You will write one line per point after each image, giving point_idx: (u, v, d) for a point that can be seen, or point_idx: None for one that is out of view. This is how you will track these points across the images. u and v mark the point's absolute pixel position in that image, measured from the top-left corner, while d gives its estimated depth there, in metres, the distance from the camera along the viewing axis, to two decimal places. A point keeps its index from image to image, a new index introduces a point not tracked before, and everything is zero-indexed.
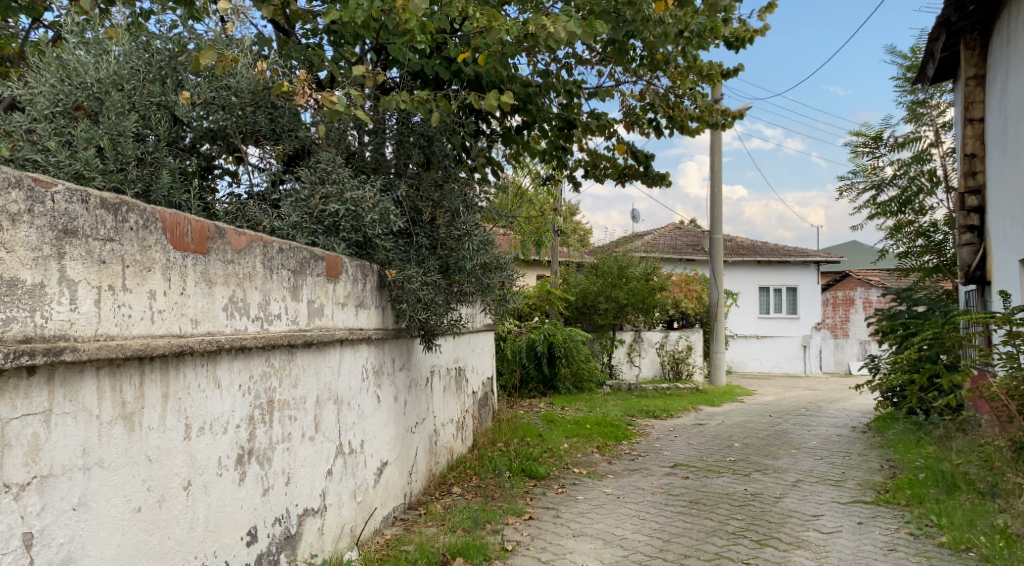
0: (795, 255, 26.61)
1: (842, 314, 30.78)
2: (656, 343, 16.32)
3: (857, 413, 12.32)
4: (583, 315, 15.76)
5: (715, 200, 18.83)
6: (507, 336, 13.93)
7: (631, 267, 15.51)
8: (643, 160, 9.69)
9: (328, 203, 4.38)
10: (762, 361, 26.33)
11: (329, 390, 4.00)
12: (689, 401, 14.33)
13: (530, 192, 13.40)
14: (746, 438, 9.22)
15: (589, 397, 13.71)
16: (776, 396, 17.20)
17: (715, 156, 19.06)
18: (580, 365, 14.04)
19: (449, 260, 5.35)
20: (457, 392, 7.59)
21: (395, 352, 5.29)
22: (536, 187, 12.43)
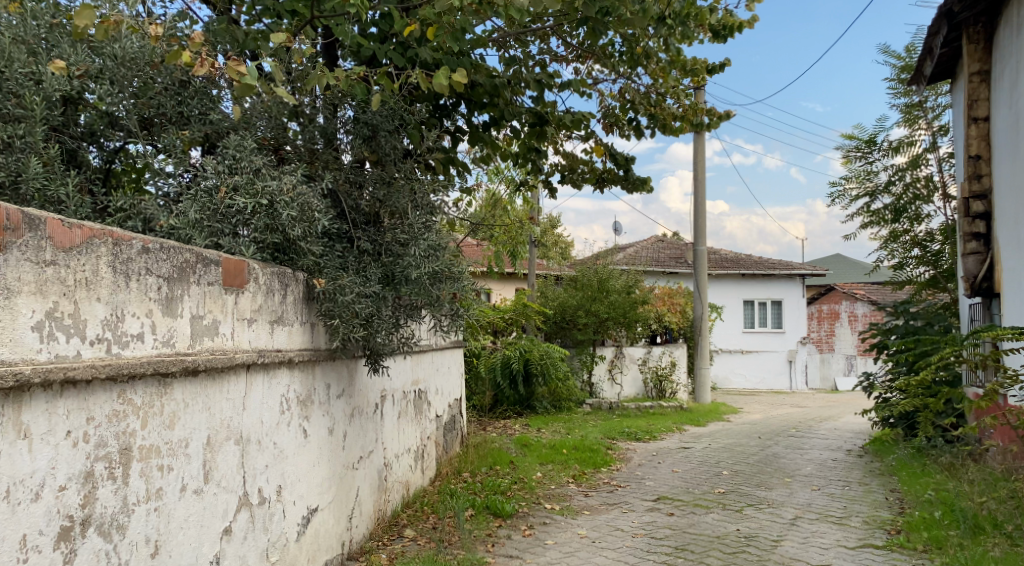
0: (780, 268, 26.06)
1: (828, 328, 30.27)
2: (638, 359, 15.63)
3: (851, 434, 11.63)
4: (562, 330, 15.00)
5: (699, 211, 18.21)
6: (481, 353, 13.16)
7: (612, 280, 14.77)
8: (622, 162, 9.00)
9: (235, 197, 3.61)
10: (749, 377, 25.81)
11: (227, 427, 3.21)
12: (673, 421, 13.61)
13: (505, 200, 12.67)
14: (735, 464, 8.49)
15: (568, 417, 12.93)
16: (763, 414, 16.54)
17: (699, 166, 18.45)
18: (558, 383, 13.29)
19: (394, 267, 4.59)
20: (416, 416, 6.81)
21: (328, 376, 4.51)
22: (511, 194, 11.71)
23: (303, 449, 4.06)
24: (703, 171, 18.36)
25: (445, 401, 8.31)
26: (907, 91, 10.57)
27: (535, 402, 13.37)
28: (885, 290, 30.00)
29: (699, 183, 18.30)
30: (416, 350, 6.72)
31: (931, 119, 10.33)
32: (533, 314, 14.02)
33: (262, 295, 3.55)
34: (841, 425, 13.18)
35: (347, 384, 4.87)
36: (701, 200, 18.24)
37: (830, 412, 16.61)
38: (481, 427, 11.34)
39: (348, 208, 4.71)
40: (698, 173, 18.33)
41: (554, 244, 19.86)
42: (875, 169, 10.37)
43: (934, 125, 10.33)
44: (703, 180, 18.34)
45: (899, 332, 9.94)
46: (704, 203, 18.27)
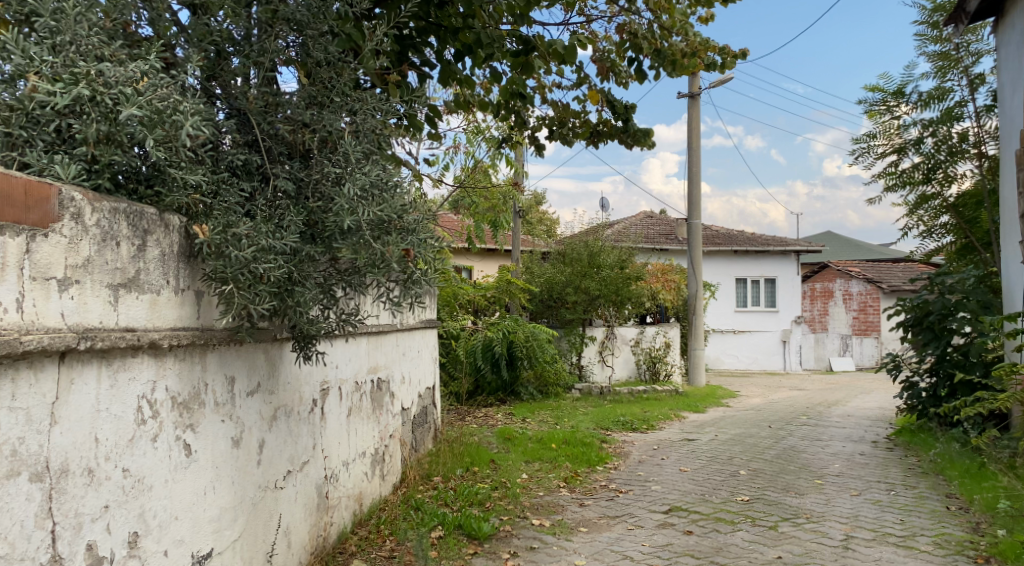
0: (775, 244, 24.96)
1: (820, 307, 29.39)
2: (631, 340, 14.53)
3: (868, 422, 10.50)
4: (549, 309, 13.76)
5: (694, 182, 17.00)
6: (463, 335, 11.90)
7: (603, 254, 13.53)
8: (621, 111, 7.73)
9: (53, 87, 2.32)
10: (740, 358, 24.73)
11: (13, 451, 2.04)
12: (669, 407, 12.48)
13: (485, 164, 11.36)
14: (752, 462, 7.31)
15: (557, 405, 11.74)
16: (762, 397, 15.47)
17: (694, 133, 17.20)
18: (545, 367, 12.08)
19: (323, 213, 3.34)
20: (373, 411, 5.58)
21: (230, 366, 3.26)
22: (492, 155, 10.40)
23: (182, 470, 2.80)
24: (698, 139, 17.14)
25: (413, 393, 7.09)
26: (940, 37, 9.38)
27: (521, 388, 12.16)
28: (880, 268, 29.04)
29: (694, 152, 17.07)
30: (369, 328, 5.48)
31: (968, 66, 9.20)
32: (518, 292, 12.77)
33: (89, 243, 2.31)
34: (853, 411, 12.08)
35: (264, 375, 3.62)
36: (696, 171, 17.01)
37: (834, 395, 15.55)
38: (459, 419, 10.12)
39: (259, 135, 3.45)
40: (693, 141, 17.09)
41: (539, 218, 18.59)
42: (905, 121, 9.23)
43: (970, 74, 9.22)
44: (698, 148, 17.11)
45: (935, 308, 8.77)
46: (699, 174, 17.06)
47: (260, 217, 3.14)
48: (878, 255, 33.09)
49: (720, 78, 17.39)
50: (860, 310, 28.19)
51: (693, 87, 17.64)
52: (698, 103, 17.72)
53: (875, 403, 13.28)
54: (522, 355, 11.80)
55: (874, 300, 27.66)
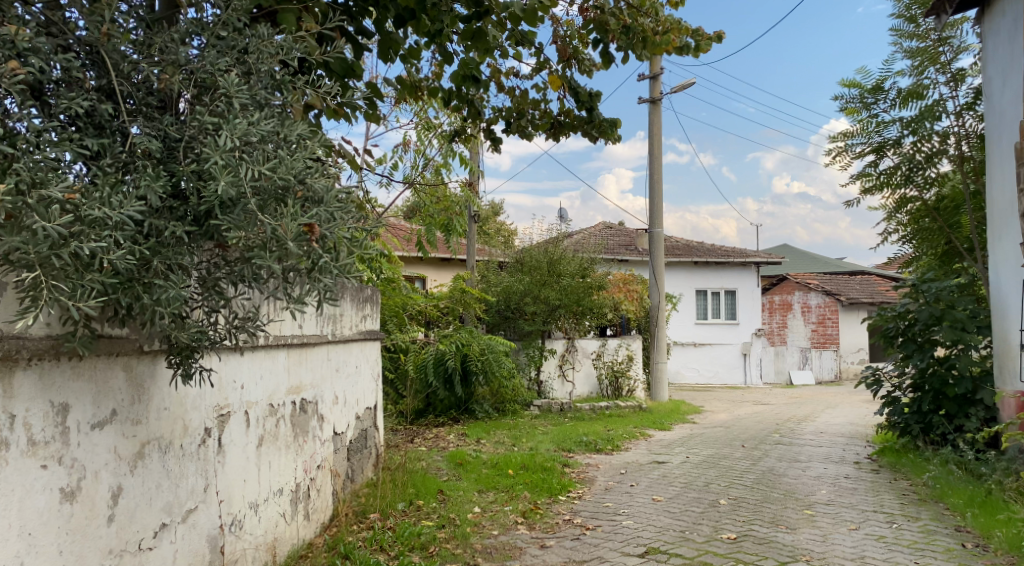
0: (735, 255, 24.50)
1: (780, 320, 29.16)
2: (592, 353, 13.79)
3: (844, 439, 9.90)
4: (506, 321, 12.94)
5: (654, 190, 16.38)
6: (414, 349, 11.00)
7: (564, 262, 12.75)
8: (585, 99, 6.94)
9: None
10: (701, 371, 24.27)
11: None
12: (633, 425, 11.74)
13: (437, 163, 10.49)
14: (731, 489, 6.57)
15: (514, 424, 10.90)
16: (728, 413, 14.85)
17: (655, 139, 16.60)
18: (501, 382, 11.23)
19: (198, 180, 2.48)
20: (294, 439, 4.70)
21: (61, 390, 2.40)
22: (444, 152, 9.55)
23: None
24: (658, 146, 16.55)
25: (349, 417, 6.21)
26: (918, 31, 8.87)
27: (476, 405, 11.29)
28: (838, 281, 28.90)
29: (654, 159, 16.47)
30: (289, 342, 4.62)
31: (946, 63, 8.68)
32: (472, 302, 11.91)
33: None
34: (826, 427, 11.48)
35: (124, 400, 2.74)
36: (657, 179, 16.40)
37: (800, 410, 15.02)
38: (408, 442, 9.20)
39: (117, 80, 2.60)
40: (654, 147, 16.50)
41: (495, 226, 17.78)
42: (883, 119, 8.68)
43: (949, 71, 8.70)
44: (658, 155, 16.52)
45: (922, 317, 8.12)
46: (660, 181, 16.45)
47: (102, 182, 2.28)
48: (835, 268, 33.05)
49: (681, 83, 16.85)
50: (819, 323, 27.89)
51: (653, 92, 17.06)
52: (658, 109, 17.14)
53: (846, 419, 12.73)
54: (477, 370, 10.93)
55: (832, 313, 27.53)
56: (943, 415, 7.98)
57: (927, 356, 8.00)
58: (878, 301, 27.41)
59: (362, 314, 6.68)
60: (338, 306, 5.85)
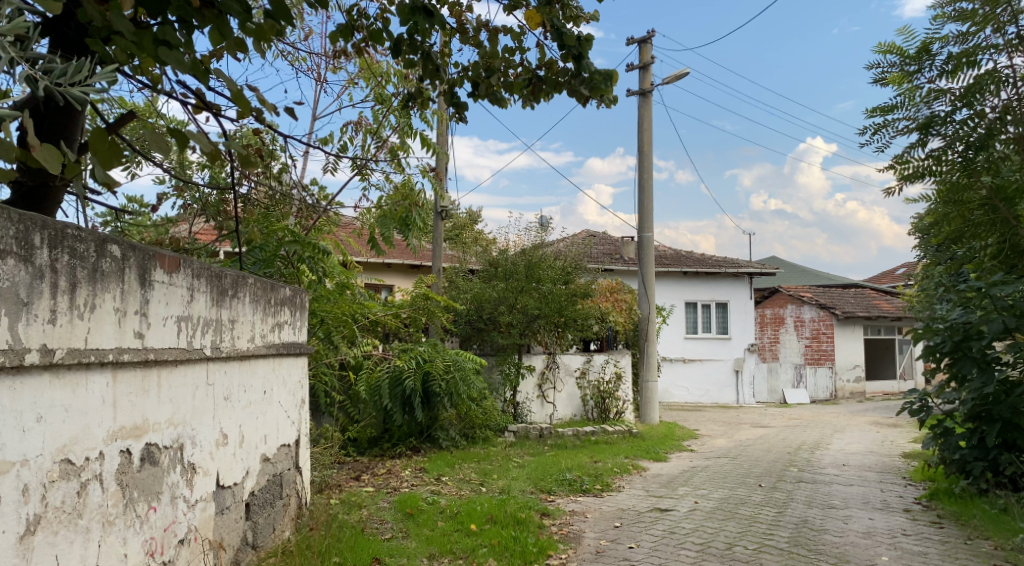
0: (726, 265, 23.02)
1: (771, 334, 27.81)
2: (576, 371, 12.26)
3: (873, 475, 8.39)
4: (478, 334, 11.28)
5: (643, 190, 14.87)
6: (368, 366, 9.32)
7: (544, 267, 11.15)
8: (572, 42, 5.32)
9: None
10: (691, 390, 22.91)
11: None
12: (623, 454, 10.17)
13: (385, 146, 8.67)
14: (762, 555, 4.97)
15: (485, 456, 9.26)
16: (726, 438, 13.30)
17: (645, 135, 15.11)
18: (470, 405, 9.68)
19: None
20: (123, 510, 3.06)
21: None
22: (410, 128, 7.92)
23: None
24: (648, 142, 15.05)
25: (245, 464, 4.51)
26: None
27: (441, 434, 9.61)
28: (832, 294, 27.56)
29: (643, 156, 14.97)
30: (115, 360, 2.96)
31: (1005, 23, 7.23)
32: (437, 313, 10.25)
33: None
34: (846, 458, 9.91)
35: None
36: (646, 178, 14.88)
37: (805, 434, 13.52)
38: (352, 485, 7.51)
39: None
40: (643, 143, 15.01)
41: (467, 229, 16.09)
42: (932, 89, 7.14)
43: (1007, 34, 7.25)
44: (647, 152, 15.02)
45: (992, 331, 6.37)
46: (650, 181, 14.94)
47: None
48: (827, 281, 31.72)
49: (673, 74, 15.39)
50: (813, 338, 26.41)
51: (643, 82, 15.59)
52: (648, 102, 15.66)
53: (863, 447, 11.22)
54: (441, 392, 9.25)
55: (827, 327, 25.98)
56: (1013, 451, 6.45)
57: (991, 377, 6.49)
58: (875, 316, 26.10)
59: (272, 323, 4.96)
60: (226, 308, 4.16)
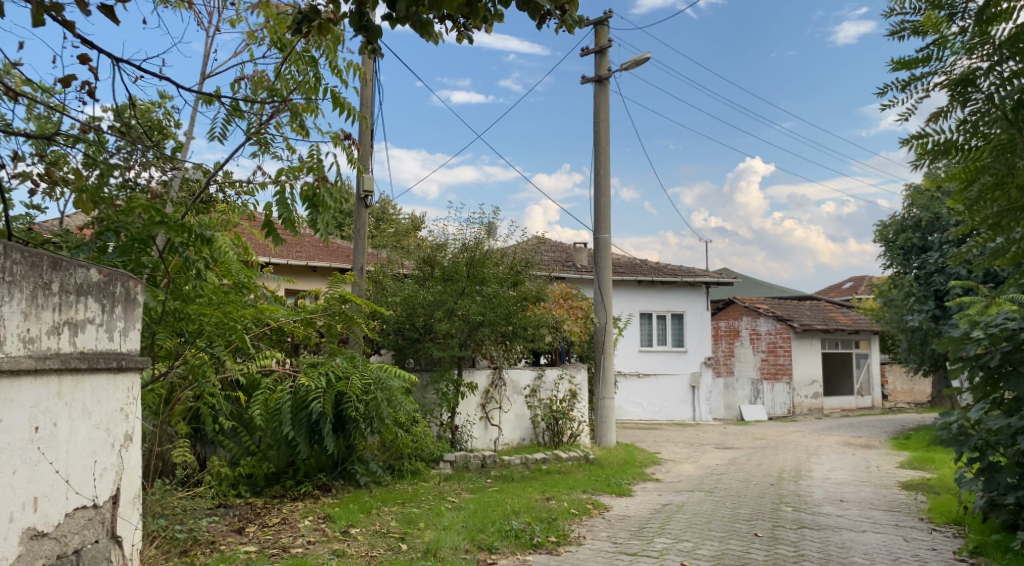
0: (684, 274, 21.72)
1: (726, 348, 26.77)
2: (525, 388, 10.61)
3: (884, 517, 6.94)
4: (409, 346, 9.40)
5: (599, 187, 13.40)
6: (276, 389, 7.47)
7: (489, 265, 9.47)
8: None
9: None
10: (646, 407, 21.54)
11: None
12: (581, 489, 8.54)
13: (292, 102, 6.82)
14: None
15: (413, 495, 7.56)
16: (693, 463, 11.79)
17: (602, 125, 13.64)
18: (397, 431, 8.00)
19: None
20: None
21: None
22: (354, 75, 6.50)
23: None
24: (605, 134, 13.62)
25: None
26: None
27: (360, 466, 7.85)
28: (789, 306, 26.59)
29: (599, 149, 13.52)
30: None
31: None
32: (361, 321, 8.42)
33: None
34: (839, 490, 8.47)
35: None
36: (603, 174, 13.42)
37: (778, 458, 12.11)
38: (233, 543, 5.71)
39: None
40: (600, 134, 13.54)
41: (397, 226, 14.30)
42: None
43: None
44: (604, 145, 13.57)
45: None
46: (606, 176, 13.49)
47: None
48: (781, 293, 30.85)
49: (633, 59, 13.99)
50: (770, 352, 25.35)
51: (599, 68, 14.13)
52: (605, 90, 14.21)
53: (852, 476, 9.81)
54: (359, 417, 7.47)
55: (785, 340, 24.93)
56: None
57: None
58: (832, 329, 25.19)
59: (47, 321, 3.21)
60: None
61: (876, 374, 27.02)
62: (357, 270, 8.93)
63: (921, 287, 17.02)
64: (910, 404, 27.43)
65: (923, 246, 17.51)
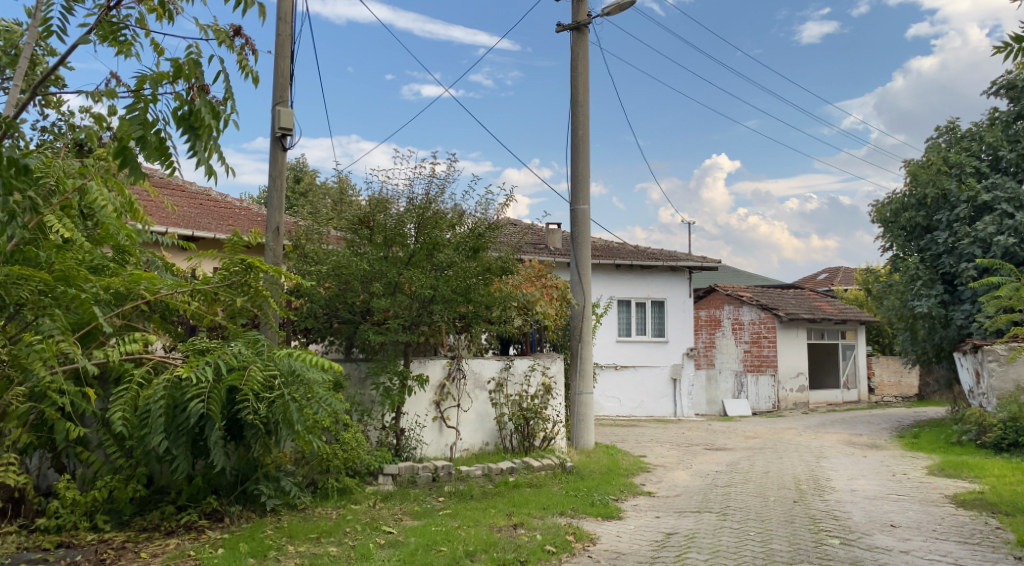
0: (665, 258, 19.98)
1: (706, 338, 25.21)
2: (489, 383, 8.76)
3: (966, 555, 5.16)
4: (344, 331, 7.45)
5: (577, 151, 11.55)
6: (147, 384, 5.49)
7: (442, 229, 7.49)
8: None
9: None
10: (623, 402, 19.86)
11: None
12: (556, 511, 6.67)
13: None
14: None
15: (335, 526, 5.69)
16: (687, 470, 10.02)
17: (581, 80, 11.76)
18: (316, 440, 6.10)
19: None
20: None
21: None
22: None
23: None
24: (584, 90, 11.75)
25: None
26: None
27: (267, 483, 5.95)
28: (773, 295, 25.06)
29: (578, 107, 11.67)
30: None
31: None
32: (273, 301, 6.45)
33: None
34: (882, 510, 6.72)
35: None
36: (581, 135, 11.57)
37: (783, 462, 10.40)
38: None
39: None
40: (578, 90, 11.68)
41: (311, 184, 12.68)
42: None
43: None
44: (583, 103, 11.72)
45: None
46: (586, 139, 11.65)
47: None
48: (763, 282, 29.36)
49: (617, 3, 12.10)
50: (753, 343, 23.81)
51: (578, 13, 12.21)
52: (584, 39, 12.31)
53: (885, 489, 8.06)
54: (259, 425, 5.51)
55: (769, 330, 23.39)
56: None
57: None
58: (819, 318, 23.70)
59: None
60: None
61: (862, 367, 25.64)
62: (269, 232, 6.88)
63: (928, 270, 15.40)
64: (897, 398, 26.11)
65: (928, 225, 15.93)
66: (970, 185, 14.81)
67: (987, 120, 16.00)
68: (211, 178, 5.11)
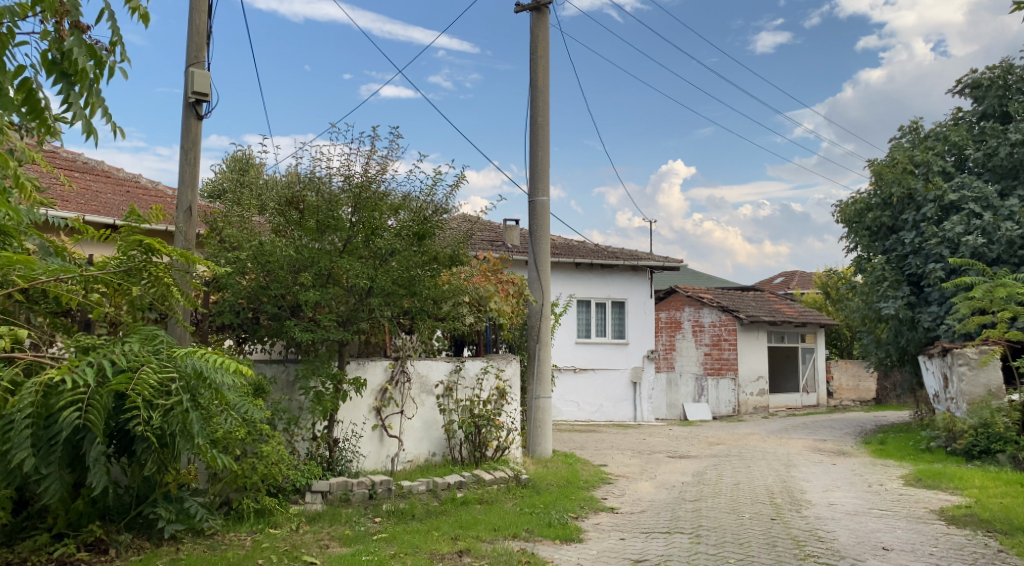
0: (626, 258, 19.36)
1: (666, 341, 24.73)
2: (436, 387, 7.92)
3: None
4: (270, 328, 6.56)
5: (536, 138, 10.79)
6: (16, 391, 4.49)
7: (382, 214, 6.63)
8: None
9: None
10: (582, 406, 19.16)
11: None
12: (509, 533, 5.88)
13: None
14: None
15: (247, 557, 4.81)
16: (651, 480, 9.32)
17: (541, 63, 11.00)
18: (224, 455, 5.19)
19: None
20: None
21: None
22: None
23: None
24: (544, 74, 10.98)
25: None
26: None
27: (167, 504, 5.06)
28: (733, 297, 24.69)
29: (537, 92, 10.91)
30: None
31: None
32: (183, 297, 5.60)
33: None
34: (868, 530, 6.07)
35: None
36: (541, 121, 10.81)
37: (751, 472, 9.78)
38: None
39: None
40: (538, 73, 10.91)
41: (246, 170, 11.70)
42: None
43: None
44: (543, 88, 10.95)
45: None
46: (545, 126, 10.89)
47: None
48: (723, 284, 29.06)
49: None
50: (713, 345, 23.39)
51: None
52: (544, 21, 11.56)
53: (865, 503, 7.45)
54: (152, 438, 4.58)
55: (729, 333, 22.97)
56: None
57: None
58: (779, 321, 23.38)
59: None
60: None
61: (821, 370, 25.44)
62: (181, 213, 5.94)
63: (894, 271, 15.04)
64: (855, 402, 25.97)
65: (893, 226, 15.58)
66: (936, 184, 14.44)
67: (951, 120, 15.73)
68: (88, 137, 4.20)
